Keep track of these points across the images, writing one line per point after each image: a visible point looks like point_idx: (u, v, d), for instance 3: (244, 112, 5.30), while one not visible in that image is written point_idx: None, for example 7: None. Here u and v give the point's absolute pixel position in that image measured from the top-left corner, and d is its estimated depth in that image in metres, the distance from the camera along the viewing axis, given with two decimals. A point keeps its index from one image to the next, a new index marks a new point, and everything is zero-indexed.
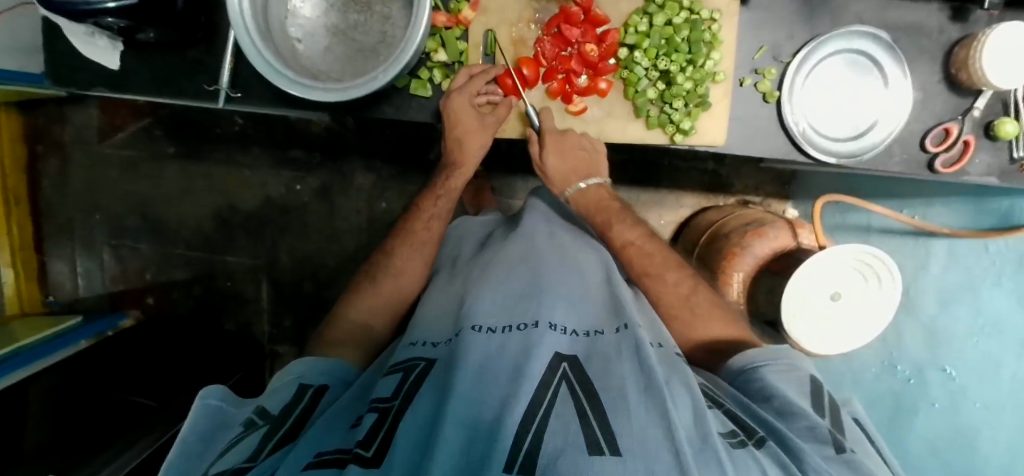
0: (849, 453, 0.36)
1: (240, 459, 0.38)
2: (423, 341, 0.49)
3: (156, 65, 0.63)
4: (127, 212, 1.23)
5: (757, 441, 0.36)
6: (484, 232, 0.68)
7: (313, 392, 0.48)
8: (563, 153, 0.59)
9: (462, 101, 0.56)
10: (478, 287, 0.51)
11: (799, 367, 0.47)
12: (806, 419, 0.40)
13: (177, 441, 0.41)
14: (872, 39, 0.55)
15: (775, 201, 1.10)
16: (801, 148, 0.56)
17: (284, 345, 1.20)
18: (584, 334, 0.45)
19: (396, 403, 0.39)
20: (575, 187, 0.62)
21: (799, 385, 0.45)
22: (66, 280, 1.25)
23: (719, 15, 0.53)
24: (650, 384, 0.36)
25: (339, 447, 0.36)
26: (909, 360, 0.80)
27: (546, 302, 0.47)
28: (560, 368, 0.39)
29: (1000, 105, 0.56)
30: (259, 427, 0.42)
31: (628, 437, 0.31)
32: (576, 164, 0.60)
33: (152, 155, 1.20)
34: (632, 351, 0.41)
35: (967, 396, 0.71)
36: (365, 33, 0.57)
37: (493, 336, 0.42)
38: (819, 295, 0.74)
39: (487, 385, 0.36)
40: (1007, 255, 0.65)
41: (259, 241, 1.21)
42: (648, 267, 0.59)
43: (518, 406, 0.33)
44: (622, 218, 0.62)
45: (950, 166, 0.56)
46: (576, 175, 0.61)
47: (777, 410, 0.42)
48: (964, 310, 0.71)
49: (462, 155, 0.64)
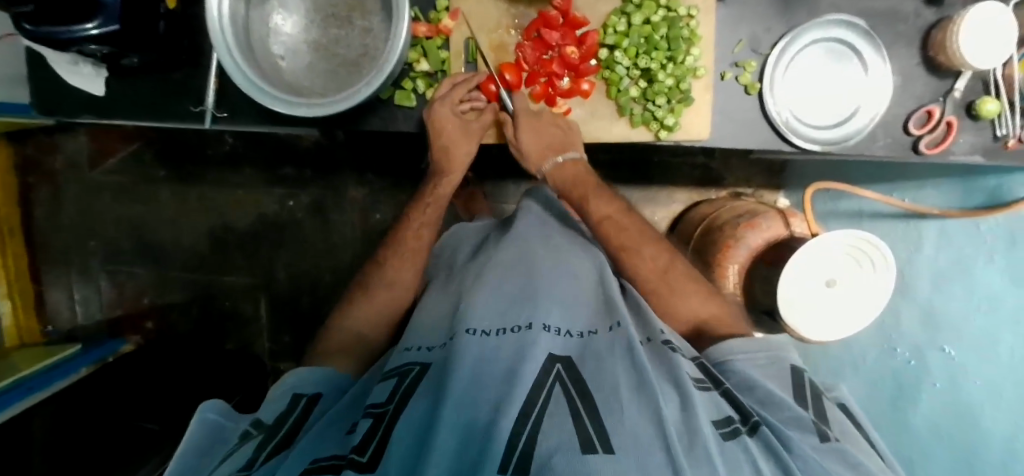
0: (835, 442, 0.36)
1: (235, 468, 0.37)
2: (417, 347, 0.49)
3: (140, 90, 0.63)
4: (123, 237, 1.23)
5: (750, 427, 0.36)
6: (477, 238, 0.68)
7: (307, 400, 0.48)
8: (538, 131, 0.58)
9: (446, 111, 0.57)
10: (472, 292, 0.51)
11: (779, 358, 0.47)
12: (790, 409, 0.39)
13: (176, 454, 0.41)
14: (849, 27, 0.55)
15: (767, 192, 1.11)
16: (786, 138, 0.57)
17: (286, 361, 1.20)
18: (578, 335, 0.45)
19: (391, 408, 0.39)
20: (552, 162, 0.61)
21: (778, 377, 0.45)
22: (64, 309, 1.25)
23: (696, 11, 0.54)
24: (643, 382, 0.36)
25: (334, 453, 0.36)
26: (908, 343, 0.80)
27: (540, 304, 0.47)
28: (554, 369, 0.39)
29: (980, 85, 0.56)
30: (253, 438, 0.42)
31: (621, 435, 0.31)
32: (551, 140, 0.59)
33: (144, 179, 1.21)
34: (625, 350, 0.41)
35: (967, 374, 0.73)
36: (348, 47, 0.57)
37: (488, 339, 0.42)
38: (816, 283, 0.73)
39: (481, 388, 0.36)
40: (1000, 233, 0.67)
41: (256, 260, 1.21)
42: (625, 241, 0.59)
43: (512, 407, 0.33)
44: (599, 193, 0.61)
45: (934, 147, 0.57)
46: (551, 149, 0.59)
47: (758, 400, 0.42)
48: (959, 292, 0.72)
49: (449, 163, 0.64)
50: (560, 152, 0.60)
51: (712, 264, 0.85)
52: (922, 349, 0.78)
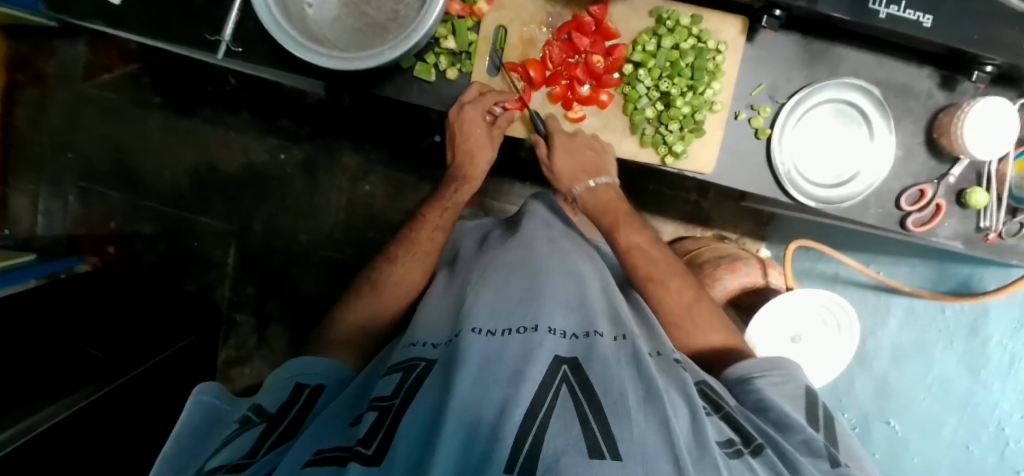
0: (844, 468, 0.37)
1: (236, 456, 0.36)
2: (423, 342, 0.47)
3: (157, 6, 0.61)
4: (102, 156, 1.19)
5: (753, 450, 0.37)
6: (481, 234, 0.69)
7: (309, 392, 0.47)
8: (571, 153, 0.59)
9: (474, 113, 0.57)
10: (479, 288, 0.51)
11: (794, 378, 0.48)
12: (802, 432, 0.40)
13: (170, 436, 0.40)
14: (865, 93, 0.57)
15: (749, 241, 1.14)
16: (784, 188, 0.58)
17: (243, 313, 1.18)
18: (583, 336, 0.43)
19: (397, 402, 0.37)
20: (585, 186, 0.62)
21: (793, 397, 0.46)
22: (25, 216, 1.19)
23: (724, 46, 0.55)
24: (650, 392, 0.36)
25: (339, 445, 0.34)
26: (857, 410, 0.86)
27: (545, 306, 0.46)
28: (561, 371, 0.38)
29: (974, 175, 0.59)
30: (255, 425, 0.41)
31: (629, 442, 0.30)
32: (585, 163, 0.60)
33: (138, 101, 1.17)
34: (631, 361, 0.40)
35: (907, 449, 0.77)
36: (379, 8, 0.57)
37: (493, 339, 0.41)
38: (779, 338, 0.77)
39: (487, 385, 0.35)
40: (960, 320, 0.70)
41: (234, 206, 1.18)
42: (653, 273, 0.59)
43: (518, 410, 0.32)
44: (629, 222, 0.63)
45: (920, 225, 0.59)
46: (585, 173, 0.60)
47: (773, 422, 0.43)
48: (915, 367, 0.75)
49: (472, 169, 0.67)
50: (593, 176, 0.61)
51: None
52: (869, 417, 0.83)
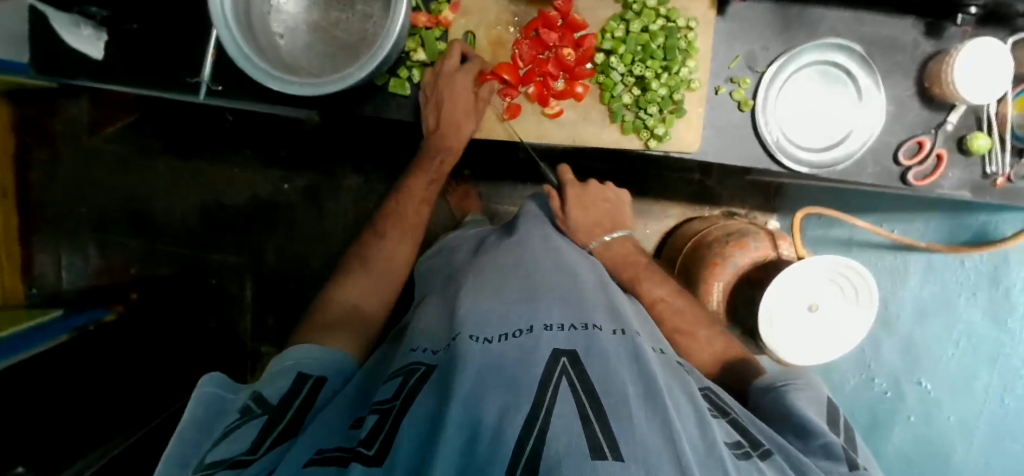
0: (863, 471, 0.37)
1: (238, 450, 0.37)
2: (423, 348, 0.46)
3: (138, 57, 0.63)
4: (115, 206, 1.23)
5: (761, 454, 0.36)
6: (477, 240, 0.67)
7: (312, 382, 0.46)
8: (584, 206, 0.69)
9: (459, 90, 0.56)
10: (472, 295, 0.48)
11: (816, 389, 0.47)
12: (821, 436, 0.39)
13: (178, 424, 0.41)
14: (846, 52, 0.55)
15: (760, 214, 1.12)
16: (774, 157, 0.57)
17: (267, 345, 1.20)
18: (581, 327, 0.42)
19: (397, 403, 0.37)
20: (600, 239, 0.68)
21: (817, 406, 0.44)
22: (50, 274, 1.23)
23: (694, 23, 0.55)
24: (651, 390, 0.35)
25: (339, 445, 0.35)
26: (887, 373, 0.82)
27: (543, 306, 0.45)
28: (559, 363, 0.36)
29: (973, 120, 0.57)
30: (257, 416, 0.40)
31: (630, 442, 0.29)
32: (598, 216, 0.70)
33: (142, 149, 1.20)
34: (632, 357, 0.39)
35: (942, 409, 0.75)
36: (347, 30, 0.58)
37: (490, 345, 0.39)
38: (797, 306, 0.73)
39: (486, 389, 0.34)
40: (982, 270, 0.70)
41: (245, 239, 1.21)
42: (679, 325, 0.60)
43: (518, 416, 0.31)
44: (650, 277, 0.65)
45: (922, 178, 0.57)
46: (599, 227, 0.69)
47: (793, 428, 0.41)
48: (936, 326, 0.75)
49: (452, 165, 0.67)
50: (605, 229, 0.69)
51: (701, 280, 0.85)
52: (899, 378, 0.80)
